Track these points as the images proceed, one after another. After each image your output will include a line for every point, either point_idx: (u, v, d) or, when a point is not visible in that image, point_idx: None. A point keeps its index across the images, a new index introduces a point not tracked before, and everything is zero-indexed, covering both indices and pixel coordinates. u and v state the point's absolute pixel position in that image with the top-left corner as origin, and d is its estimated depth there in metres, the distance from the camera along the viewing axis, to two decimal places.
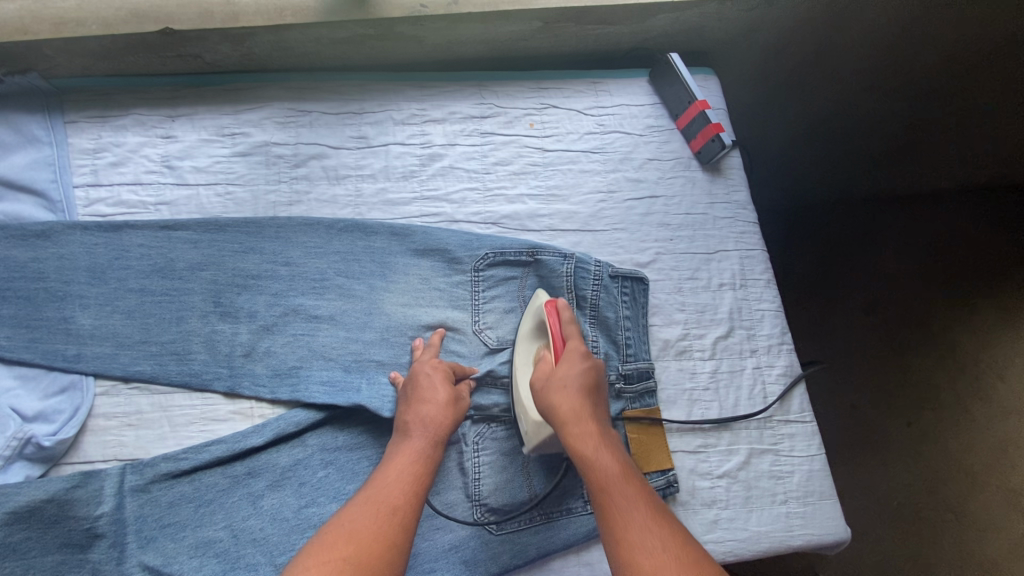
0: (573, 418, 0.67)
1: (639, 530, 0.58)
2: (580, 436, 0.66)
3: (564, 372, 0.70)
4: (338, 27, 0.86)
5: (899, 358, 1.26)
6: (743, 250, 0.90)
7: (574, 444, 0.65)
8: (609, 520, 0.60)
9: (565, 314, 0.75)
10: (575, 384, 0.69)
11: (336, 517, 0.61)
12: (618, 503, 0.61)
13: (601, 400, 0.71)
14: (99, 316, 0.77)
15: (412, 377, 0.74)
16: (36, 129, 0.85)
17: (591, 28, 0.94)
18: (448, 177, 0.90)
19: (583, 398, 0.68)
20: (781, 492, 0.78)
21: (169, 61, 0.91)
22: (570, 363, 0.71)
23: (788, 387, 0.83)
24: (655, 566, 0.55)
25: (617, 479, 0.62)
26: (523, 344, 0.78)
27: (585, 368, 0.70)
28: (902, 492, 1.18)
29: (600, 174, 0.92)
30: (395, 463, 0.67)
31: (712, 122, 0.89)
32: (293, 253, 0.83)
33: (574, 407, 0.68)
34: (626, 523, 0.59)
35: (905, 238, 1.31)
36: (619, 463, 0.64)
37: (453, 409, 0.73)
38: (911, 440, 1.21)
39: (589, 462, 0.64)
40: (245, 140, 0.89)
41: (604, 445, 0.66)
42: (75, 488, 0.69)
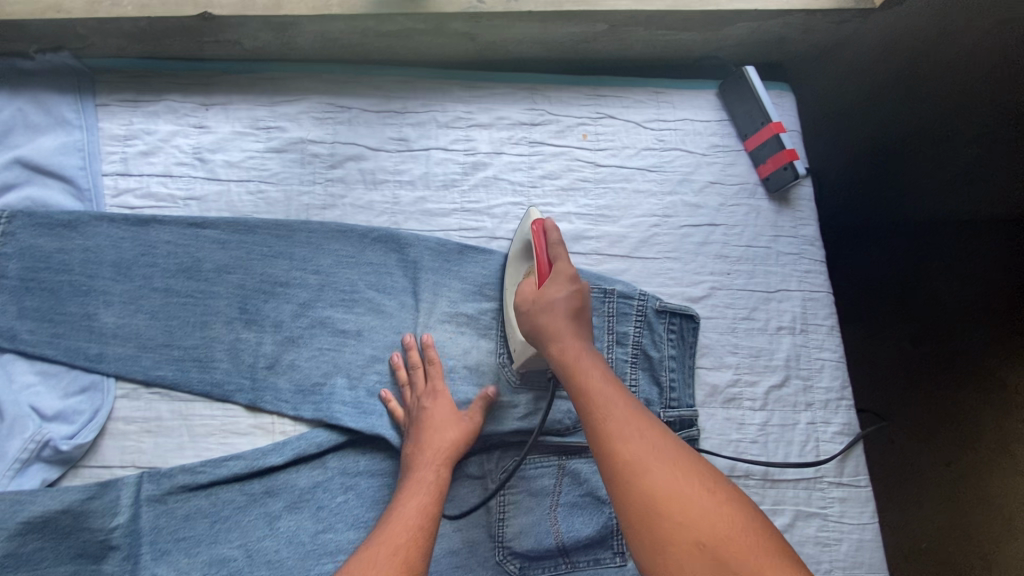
0: (560, 336, 0.64)
1: (620, 424, 0.56)
2: (561, 352, 0.63)
3: (552, 295, 0.66)
4: (387, 20, 0.80)
5: (936, 399, 1.10)
6: (807, 291, 0.82)
7: (560, 359, 0.63)
8: (591, 417, 0.57)
9: (552, 237, 0.70)
10: (561, 307, 0.65)
11: (351, 560, 0.59)
12: (600, 402, 0.58)
13: (588, 325, 0.67)
14: (123, 315, 0.74)
15: (414, 406, 0.72)
16: (67, 112, 0.82)
17: (662, 33, 0.86)
18: (492, 189, 0.84)
19: (570, 320, 0.65)
20: (826, 561, 0.72)
21: (206, 46, 0.86)
22: (556, 286, 0.67)
23: (847, 448, 0.76)
24: (643, 459, 0.53)
25: (601, 382, 0.59)
26: (514, 267, 0.77)
27: (573, 293, 0.66)
28: (934, 534, 1.05)
29: (656, 196, 0.85)
30: (400, 500, 0.65)
31: (787, 148, 0.82)
32: (324, 261, 0.79)
33: (558, 329, 0.64)
34: (608, 421, 0.56)
35: (956, 282, 1.11)
36: (601, 368, 0.62)
37: (456, 428, 0.71)
38: (946, 481, 1.06)
39: (569, 368, 0.62)
40: (281, 136, 0.84)
41: (585, 354, 0.63)
42: (91, 499, 0.67)
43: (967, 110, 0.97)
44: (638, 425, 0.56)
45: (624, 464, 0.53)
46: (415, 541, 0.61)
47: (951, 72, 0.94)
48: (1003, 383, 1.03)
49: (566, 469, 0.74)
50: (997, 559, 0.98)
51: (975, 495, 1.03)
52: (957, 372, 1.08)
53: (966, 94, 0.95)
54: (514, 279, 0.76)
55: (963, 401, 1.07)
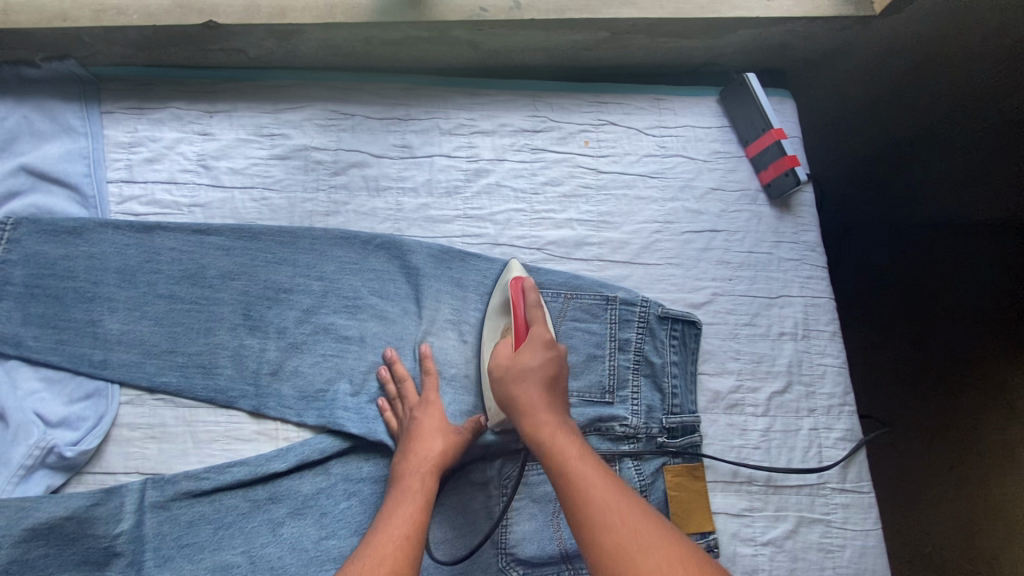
0: (532, 409, 0.65)
1: (599, 509, 0.56)
2: (535, 427, 0.64)
3: (527, 361, 0.67)
4: (391, 28, 0.80)
5: (940, 404, 1.09)
6: (809, 297, 0.82)
7: (532, 432, 0.63)
8: (571, 501, 0.57)
9: (530, 297, 0.71)
10: (534, 374, 0.66)
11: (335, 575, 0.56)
12: (577, 483, 0.58)
13: (563, 393, 0.68)
14: (127, 322, 0.75)
15: (404, 418, 0.72)
16: (72, 119, 0.82)
17: (663, 40, 0.86)
18: (494, 195, 0.85)
19: (542, 389, 0.66)
20: (829, 567, 0.72)
21: (211, 54, 0.86)
22: (531, 351, 0.68)
23: (850, 454, 0.76)
24: (625, 542, 0.53)
25: (576, 458, 0.60)
26: (491, 320, 0.77)
27: (547, 357, 0.68)
28: (939, 540, 1.05)
29: (658, 203, 0.85)
30: (387, 512, 0.63)
31: (788, 154, 0.82)
32: (327, 267, 0.79)
33: (532, 398, 0.65)
34: (590, 503, 0.56)
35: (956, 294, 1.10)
36: (577, 444, 0.62)
37: (444, 437, 0.70)
38: (950, 486, 1.06)
39: (545, 443, 0.62)
40: (285, 143, 0.85)
41: (560, 429, 0.64)
42: (96, 506, 0.67)
43: (967, 118, 0.98)
44: (618, 508, 0.56)
45: (608, 551, 0.53)
46: (403, 550, 0.59)
47: (952, 77, 0.94)
48: (1009, 393, 1.02)
49: None
50: (1004, 564, 0.97)
51: (980, 497, 1.02)
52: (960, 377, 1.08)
53: (968, 99, 0.96)
54: (491, 331, 0.77)
55: (960, 407, 1.07)
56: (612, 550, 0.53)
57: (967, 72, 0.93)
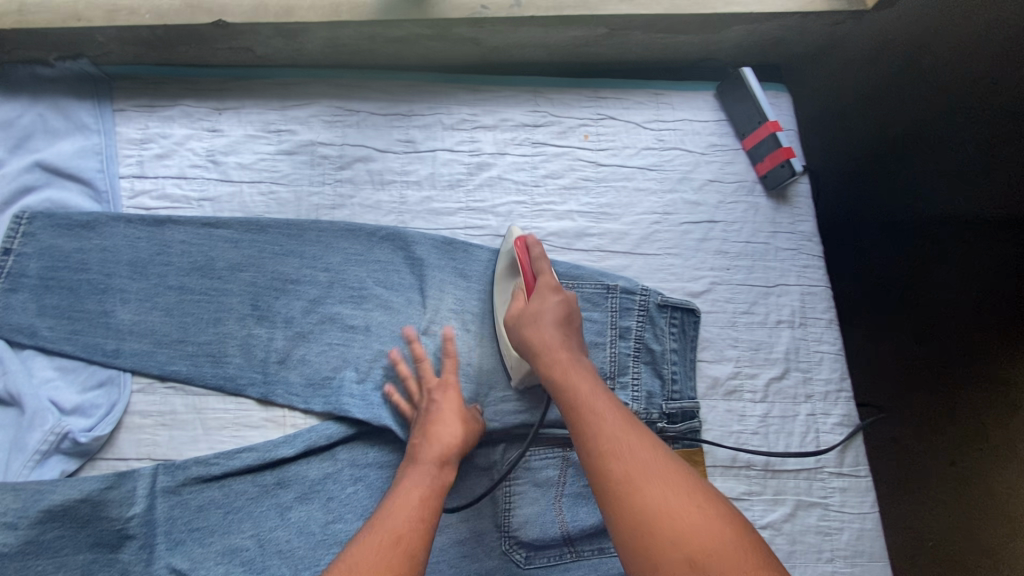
0: (546, 347, 0.66)
1: (608, 438, 0.57)
2: (549, 364, 0.65)
3: (539, 307, 0.69)
4: (394, 26, 0.83)
5: (941, 397, 1.10)
6: (805, 286, 0.84)
7: (546, 368, 0.65)
8: (581, 431, 0.59)
9: (536, 252, 0.75)
10: (547, 318, 0.68)
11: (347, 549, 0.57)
12: (587, 416, 0.59)
13: (579, 334, 0.70)
14: (139, 312, 0.77)
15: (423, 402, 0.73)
16: (86, 117, 0.85)
17: (660, 36, 0.88)
18: (496, 188, 0.86)
19: (557, 330, 0.67)
20: (827, 550, 0.73)
21: (220, 53, 0.89)
22: (541, 298, 0.70)
23: (847, 439, 0.78)
24: (633, 471, 0.54)
25: (589, 394, 0.61)
26: (501, 286, 0.79)
27: (558, 303, 0.69)
28: (941, 532, 1.05)
29: (656, 194, 0.87)
30: (402, 490, 0.64)
31: (782, 146, 0.84)
32: (333, 259, 0.81)
33: (546, 338, 0.66)
34: (600, 434, 0.57)
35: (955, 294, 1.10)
36: (590, 380, 0.63)
37: (464, 425, 0.71)
38: (949, 479, 1.06)
39: (558, 379, 0.63)
40: (291, 138, 0.87)
41: (574, 365, 0.65)
42: (109, 489, 0.69)
43: (958, 107, 0.98)
44: (628, 438, 0.57)
45: (615, 478, 0.54)
46: (415, 525, 0.60)
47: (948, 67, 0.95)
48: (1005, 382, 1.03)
49: (570, 460, 0.76)
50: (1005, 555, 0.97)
51: (980, 489, 1.03)
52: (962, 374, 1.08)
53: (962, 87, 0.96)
54: (501, 293, 0.78)
55: (964, 402, 1.07)
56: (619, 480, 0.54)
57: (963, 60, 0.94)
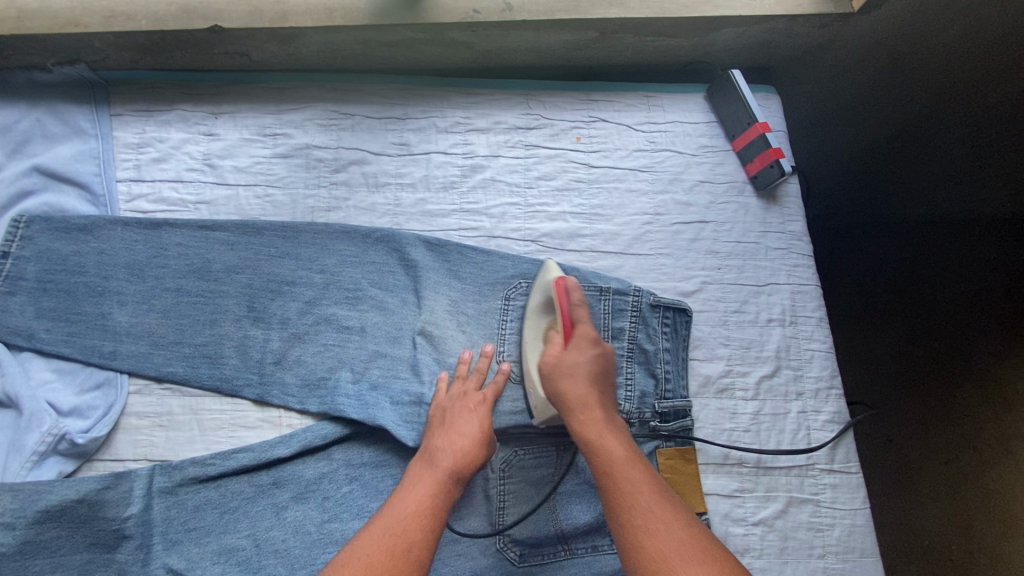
0: (583, 405, 0.67)
1: (644, 514, 0.59)
2: (585, 425, 0.66)
3: (575, 359, 0.70)
4: (388, 30, 0.84)
5: (935, 400, 1.11)
6: (796, 284, 0.85)
7: (579, 428, 0.66)
8: (618, 502, 0.61)
9: (575, 295, 0.72)
10: (584, 373, 0.69)
11: (354, 547, 0.59)
12: (624, 487, 0.61)
13: (610, 389, 0.71)
14: (136, 314, 0.77)
15: (447, 406, 0.72)
16: (83, 122, 0.86)
17: (651, 39, 0.89)
18: (490, 190, 0.87)
19: (592, 387, 0.68)
20: (819, 546, 0.74)
21: (216, 58, 0.90)
22: (578, 349, 0.70)
23: (837, 436, 0.78)
24: (667, 549, 0.56)
25: (623, 460, 0.63)
26: (534, 319, 0.78)
27: (596, 357, 0.70)
28: (937, 532, 1.05)
29: (648, 195, 0.88)
30: (413, 490, 0.65)
31: (773, 146, 0.85)
32: (329, 260, 0.82)
33: (581, 395, 0.68)
34: (632, 507, 0.60)
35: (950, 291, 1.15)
36: (626, 448, 0.65)
37: (484, 441, 0.70)
38: (945, 480, 1.06)
39: (594, 443, 0.65)
40: (287, 142, 0.88)
41: (610, 430, 0.66)
42: (106, 489, 0.69)
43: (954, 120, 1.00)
44: (663, 514, 0.59)
45: (649, 555, 0.56)
46: (422, 530, 0.61)
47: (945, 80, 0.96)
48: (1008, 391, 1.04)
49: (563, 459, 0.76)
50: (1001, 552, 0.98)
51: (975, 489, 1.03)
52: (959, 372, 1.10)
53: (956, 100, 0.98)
54: (534, 330, 0.78)
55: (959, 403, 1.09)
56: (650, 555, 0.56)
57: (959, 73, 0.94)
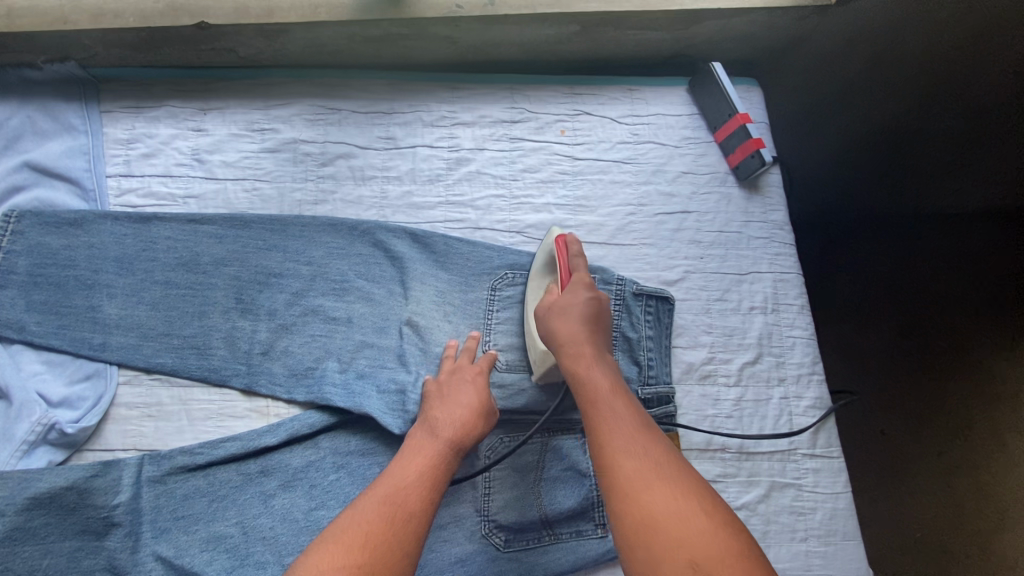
0: (570, 341, 0.69)
1: (623, 438, 0.59)
2: (573, 358, 0.68)
3: (569, 301, 0.72)
4: (372, 26, 0.85)
5: (932, 398, 1.07)
6: (777, 273, 0.86)
7: (569, 365, 0.68)
8: (597, 428, 0.62)
9: (574, 249, 0.77)
10: (576, 314, 0.71)
11: (353, 513, 0.59)
12: (604, 415, 0.62)
13: (606, 331, 0.72)
14: (125, 307, 0.78)
15: (447, 379, 0.73)
16: (73, 118, 0.87)
17: (633, 33, 0.91)
18: (475, 182, 0.89)
19: (583, 326, 0.70)
20: (801, 529, 0.75)
21: (204, 54, 0.91)
22: (573, 292, 0.73)
23: (819, 421, 0.79)
24: (640, 470, 0.57)
25: (607, 392, 0.64)
26: (537, 280, 0.80)
27: (589, 301, 0.72)
28: (927, 521, 1.04)
29: (631, 186, 0.89)
30: (412, 461, 0.65)
31: (753, 137, 0.85)
32: (316, 252, 0.83)
33: (571, 333, 0.69)
34: (613, 433, 0.60)
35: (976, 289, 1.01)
36: (612, 381, 0.66)
37: (482, 415, 0.71)
38: (931, 468, 1.06)
39: (580, 375, 0.66)
40: (275, 137, 0.89)
41: (598, 363, 0.67)
42: (95, 478, 0.70)
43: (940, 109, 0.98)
44: (641, 441, 0.59)
45: (624, 475, 0.57)
46: (421, 497, 0.61)
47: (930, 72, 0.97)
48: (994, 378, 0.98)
49: (548, 446, 0.77)
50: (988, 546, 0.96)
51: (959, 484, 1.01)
52: (947, 364, 1.05)
53: (938, 91, 0.97)
54: (535, 289, 0.79)
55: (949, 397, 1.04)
56: (623, 477, 0.56)
57: (949, 65, 0.94)
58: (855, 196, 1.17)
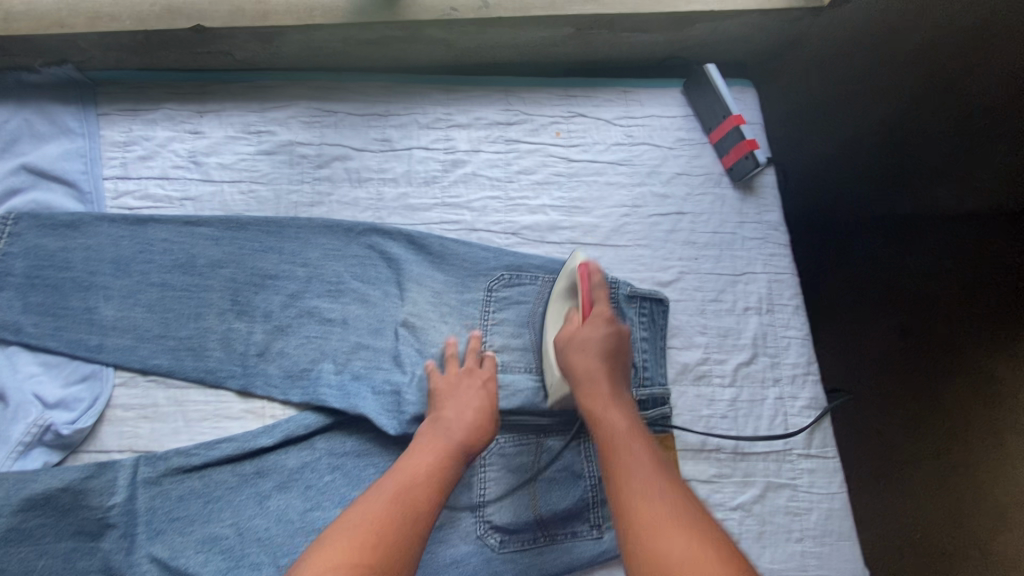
0: (589, 376, 0.70)
1: (639, 478, 0.59)
2: (591, 395, 0.69)
3: (587, 335, 0.73)
4: (368, 28, 0.86)
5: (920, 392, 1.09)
6: (772, 274, 0.86)
7: (587, 401, 0.69)
8: (613, 467, 0.62)
9: (596, 278, 0.75)
10: (595, 348, 0.72)
11: (361, 506, 0.59)
12: (621, 454, 0.62)
13: (623, 365, 0.73)
14: (121, 308, 0.79)
15: (457, 380, 0.73)
16: (70, 121, 0.87)
17: (627, 35, 0.91)
18: (470, 184, 0.89)
19: (602, 360, 0.71)
20: (797, 530, 0.75)
21: (200, 57, 0.92)
22: (592, 327, 0.73)
23: (813, 421, 0.79)
24: (654, 511, 0.56)
25: (623, 433, 0.64)
26: (557, 303, 0.79)
27: (607, 334, 0.73)
28: (926, 524, 1.04)
29: (626, 188, 0.89)
30: (422, 458, 0.65)
31: (747, 138, 0.86)
32: (311, 254, 0.83)
33: (588, 366, 0.70)
34: (629, 472, 0.60)
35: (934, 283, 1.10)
36: (629, 423, 0.67)
37: (487, 417, 0.71)
38: (937, 471, 1.05)
39: (597, 413, 0.67)
40: (271, 139, 0.89)
41: (615, 404, 0.68)
42: (89, 479, 0.70)
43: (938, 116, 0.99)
44: (657, 482, 0.59)
45: (638, 516, 0.56)
46: (427, 494, 0.62)
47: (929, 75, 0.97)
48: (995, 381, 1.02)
49: (543, 447, 0.77)
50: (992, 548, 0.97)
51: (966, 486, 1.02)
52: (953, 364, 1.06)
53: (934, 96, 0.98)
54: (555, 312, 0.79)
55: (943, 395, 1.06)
56: (638, 518, 0.56)
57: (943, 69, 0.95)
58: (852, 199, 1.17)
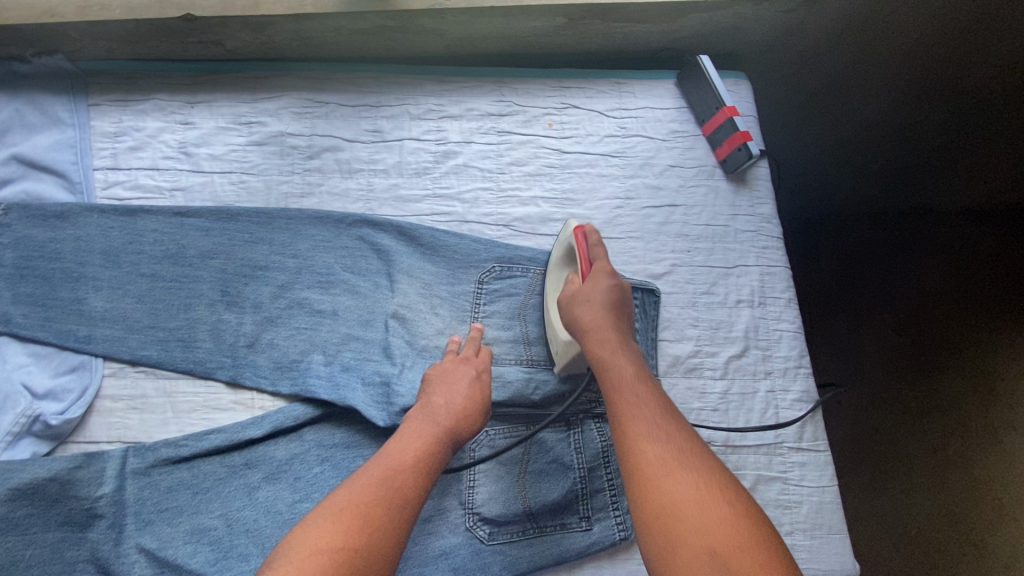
0: (595, 325, 0.68)
1: (646, 423, 0.60)
2: (597, 342, 0.68)
3: (591, 288, 0.71)
4: (359, 18, 0.85)
5: (918, 383, 1.12)
6: (765, 266, 0.86)
7: (593, 350, 0.67)
8: (620, 414, 0.62)
9: (593, 238, 0.75)
10: (598, 299, 0.70)
11: (347, 491, 0.59)
12: (628, 399, 0.62)
13: (627, 318, 0.72)
14: (111, 299, 0.79)
15: (452, 366, 0.73)
16: (61, 111, 0.87)
17: (619, 26, 0.91)
18: (462, 175, 0.88)
19: (606, 312, 0.69)
20: (786, 523, 0.75)
21: (190, 48, 0.91)
22: (594, 282, 0.71)
23: (804, 414, 0.79)
24: (662, 455, 0.57)
25: (629, 377, 0.64)
26: (556, 272, 0.80)
27: (611, 289, 0.71)
28: (920, 517, 1.04)
29: (619, 179, 0.89)
30: (409, 443, 0.64)
31: (740, 130, 0.86)
32: (301, 246, 0.83)
33: (593, 318, 0.69)
34: (636, 417, 0.60)
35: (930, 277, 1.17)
36: (636, 367, 0.66)
37: (478, 403, 0.70)
38: (931, 464, 1.07)
39: (603, 359, 0.66)
40: (262, 130, 0.89)
41: (622, 348, 0.67)
42: (78, 469, 0.70)
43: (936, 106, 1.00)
44: (664, 428, 0.59)
45: (645, 460, 0.57)
46: (413, 481, 0.61)
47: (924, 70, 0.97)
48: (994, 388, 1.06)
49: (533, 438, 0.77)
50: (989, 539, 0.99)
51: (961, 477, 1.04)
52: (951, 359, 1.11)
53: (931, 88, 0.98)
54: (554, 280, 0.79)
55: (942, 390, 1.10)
56: (646, 460, 0.57)
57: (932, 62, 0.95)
58: (850, 193, 1.20)
